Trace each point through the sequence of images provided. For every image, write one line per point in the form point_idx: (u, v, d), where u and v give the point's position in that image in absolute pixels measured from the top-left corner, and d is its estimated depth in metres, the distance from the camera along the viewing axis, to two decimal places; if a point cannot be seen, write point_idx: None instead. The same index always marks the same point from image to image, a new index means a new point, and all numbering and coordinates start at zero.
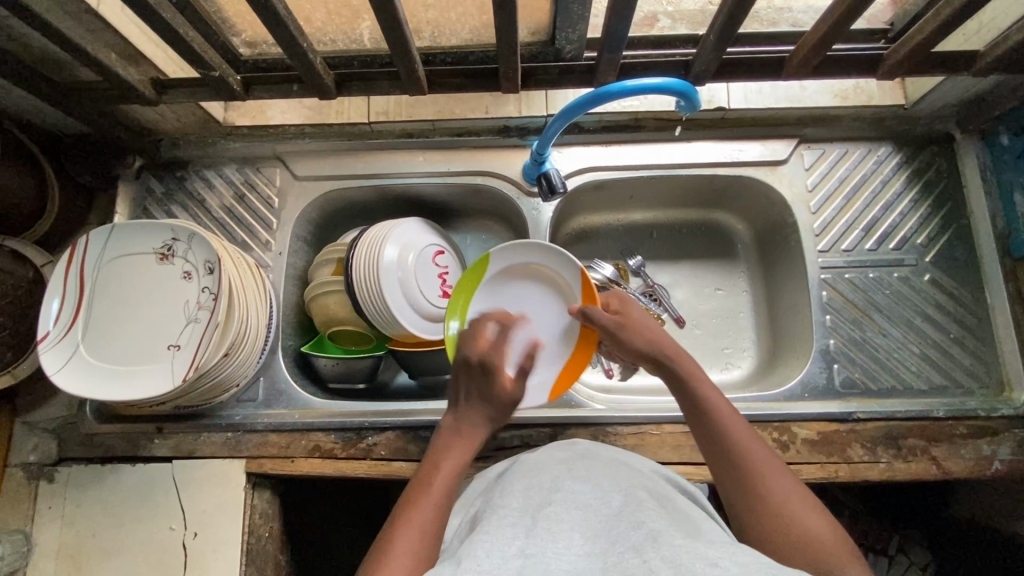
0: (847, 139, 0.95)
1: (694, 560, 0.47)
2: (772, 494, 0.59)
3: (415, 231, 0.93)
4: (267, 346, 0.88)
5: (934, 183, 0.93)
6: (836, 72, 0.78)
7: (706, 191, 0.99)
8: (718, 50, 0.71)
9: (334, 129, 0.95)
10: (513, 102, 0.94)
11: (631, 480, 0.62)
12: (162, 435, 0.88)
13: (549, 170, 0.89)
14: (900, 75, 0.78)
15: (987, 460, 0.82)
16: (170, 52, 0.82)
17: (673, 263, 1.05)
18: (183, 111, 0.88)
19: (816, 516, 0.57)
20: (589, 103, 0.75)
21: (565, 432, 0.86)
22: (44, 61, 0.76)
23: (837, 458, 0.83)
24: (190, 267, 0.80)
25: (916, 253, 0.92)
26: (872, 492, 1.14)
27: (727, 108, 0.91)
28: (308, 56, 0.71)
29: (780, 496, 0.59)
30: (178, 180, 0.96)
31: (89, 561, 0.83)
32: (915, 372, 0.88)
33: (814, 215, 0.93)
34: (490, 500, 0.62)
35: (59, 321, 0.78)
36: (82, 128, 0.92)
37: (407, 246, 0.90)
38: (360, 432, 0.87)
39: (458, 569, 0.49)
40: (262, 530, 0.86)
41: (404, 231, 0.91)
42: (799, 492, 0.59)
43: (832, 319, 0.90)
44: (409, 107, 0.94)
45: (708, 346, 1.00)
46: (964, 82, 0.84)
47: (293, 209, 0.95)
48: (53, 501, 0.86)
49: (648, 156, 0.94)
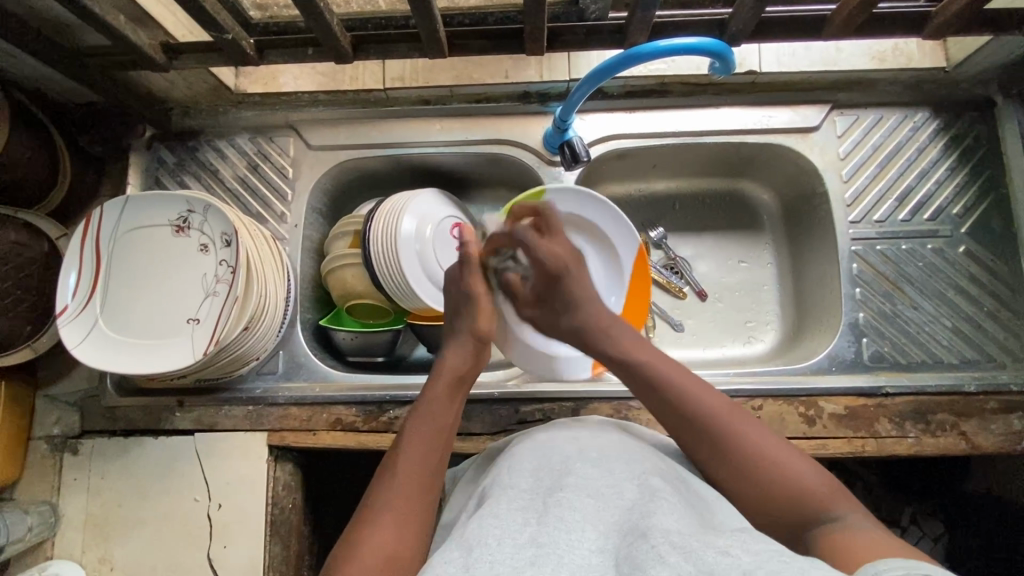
0: (882, 104, 0.91)
1: (706, 548, 0.46)
2: (757, 452, 0.59)
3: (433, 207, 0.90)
4: (286, 321, 0.87)
5: (972, 150, 0.90)
6: (878, 32, 0.74)
7: (733, 159, 0.96)
8: (758, 8, 0.67)
9: (348, 96, 0.92)
10: (534, 66, 0.90)
11: (644, 461, 0.61)
12: (184, 408, 0.87)
13: (572, 138, 0.85)
14: (948, 35, 0.74)
15: (1018, 435, 0.81)
16: (179, 13, 0.78)
17: (695, 234, 1.03)
18: (193, 78, 0.85)
19: (812, 471, 0.58)
20: (616, 66, 0.71)
21: (588, 406, 0.85)
22: (49, 24, 0.73)
23: (864, 433, 0.82)
24: (206, 240, 0.79)
25: (951, 224, 0.89)
26: (889, 466, 1.12)
27: (758, 72, 0.87)
28: (325, 17, 0.67)
29: (765, 448, 0.59)
30: (190, 150, 0.94)
31: (117, 532, 0.84)
32: (946, 347, 0.86)
33: (846, 184, 0.90)
34: (497, 475, 0.61)
35: (77, 294, 0.77)
36: (91, 97, 0.89)
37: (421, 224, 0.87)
38: (381, 406, 0.86)
39: (468, 559, 0.49)
40: (285, 501, 0.87)
41: (422, 210, 0.88)
42: (776, 441, 0.60)
43: (862, 292, 0.88)
44: (425, 73, 0.90)
45: (731, 320, 0.98)
46: (1013, 41, 0.79)
47: (307, 180, 0.93)
48: (78, 472, 0.86)
49: (673, 123, 0.90)
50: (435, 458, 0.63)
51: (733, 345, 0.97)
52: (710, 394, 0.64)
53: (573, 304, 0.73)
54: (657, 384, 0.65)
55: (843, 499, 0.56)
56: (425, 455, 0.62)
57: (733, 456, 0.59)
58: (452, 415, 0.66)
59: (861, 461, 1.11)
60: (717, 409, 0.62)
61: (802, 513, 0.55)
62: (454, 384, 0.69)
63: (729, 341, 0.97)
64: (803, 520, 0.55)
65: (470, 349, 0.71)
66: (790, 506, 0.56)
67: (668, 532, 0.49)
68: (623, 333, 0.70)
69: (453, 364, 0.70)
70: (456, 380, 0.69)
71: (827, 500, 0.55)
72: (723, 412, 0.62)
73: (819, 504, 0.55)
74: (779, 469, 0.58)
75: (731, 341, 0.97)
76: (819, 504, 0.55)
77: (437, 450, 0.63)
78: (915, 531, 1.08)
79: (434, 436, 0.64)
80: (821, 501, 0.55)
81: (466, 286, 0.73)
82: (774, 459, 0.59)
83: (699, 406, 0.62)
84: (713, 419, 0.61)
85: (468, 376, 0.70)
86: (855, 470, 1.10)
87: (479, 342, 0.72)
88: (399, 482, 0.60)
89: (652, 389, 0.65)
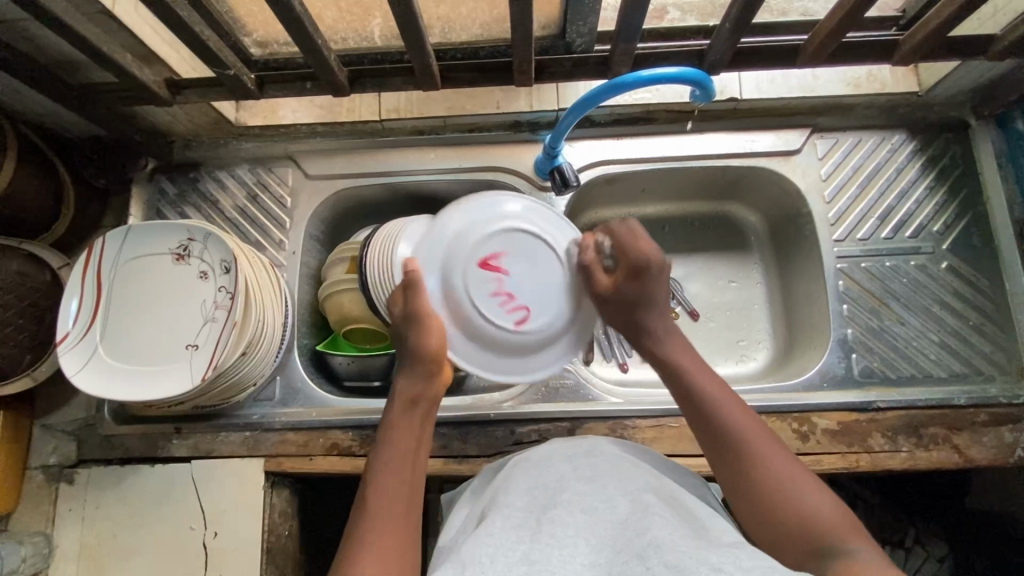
0: (860, 128, 0.95)
1: (699, 565, 0.47)
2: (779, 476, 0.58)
3: (479, 279, 0.74)
4: (284, 346, 0.88)
5: (949, 169, 0.93)
6: (852, 60, 0.78)
7: (718, 182, 0.99)
8: (733, 40, 0.71)
9: (345, 127, 0.96)
10: (524, 97, 0.94)
11: (638, 478, 0.61)
12: (181, 436, 0.88)
13: (561, 164, 0.88)
14: (916, 61, 0.77)
15: (1010, 447, 0.82)
16: (184, 52, 0.82)
17: (685, 255, 1.05)
18: (196, 112, 0.88)
19: (829, 503, 0.57)
20: (602, 95, 0.75)
21: (582, 426, 0.86)
22: (57, 63, 0.76)
23: (858, 448, 0.83)
24: (206, 267, 0.80)
25: (933, 241, 0.91)
26: (889, 485, 1.11)
27: (739, 99, 0.91)
28: (323, 53, 0.71)
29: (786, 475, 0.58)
30: (191, 181, 0.97)
31: (112, 563, 0.84)
32: (934, 361, 0.87)
33: (829, 204, 0.93)
34: (494, 497, 0.62)
35: (78, 321, 0.79)
36: (96, 131, 0.92)
37: (452, 271, 0.74)
38: (378, 430, 0.87)
39: None
40: (282, 529, 0.86)
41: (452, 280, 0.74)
42: (801, 472, 0.59)
43: (849, 308, 0.90)
44: (420, 104, 0.94)
45: (722, 339, 1.00)
46: (980, 66, 0.83)
47: (305, 208, 0.95)
48: (73, 502, 0.86)
49: (659, 148, 0.94)
50: (406, 486, 0.63)
51: (725, 365, 0.98)
52: (747, 413, 0.64)
53: (648, 304, 0.73)
54: (686, 391, 0.66)
55: (856, 533, 0.55)
56: (393, 485, 0.62)
57: (738, 448, 0.61)
58: (415, 440, 0.67)
59: (860, 481, 1.10)
60: (745, 425, 0.62)
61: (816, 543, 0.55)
62: (412, 409, 0.69)
63: (722, 359, 0.99)
64: (805, 547, 0.55)
65: (423, 371, 0.71)
66: (799, 534, 0.55)
67: (659, 549, 0.49)
68: (668, 344, 0.71)
69: (412, 388, 0.70)
70: (411, 404, 0.69)
71: (839, 531, 0.55)
72: (734, 410, 0.64)
73: (836, 537, 0.54)
74: (788, 490, 0.58)
75: (724, 359, 0.99)
76: (833, 535, 0.54)
77: (404, 473, 0.64)
78: (918, 552, 1.07)
79: (402, 463, 0.64)
80: (833, 532, 0.54)
81: (410, 308, 0.72)
82: (785, 472, 0.59)
83: (704, 402, 0.65)
84: (739, 432, 0.62)
85: (426, 398, 0.70)
86: (854, 489, 1.09)
87: (429, 363, 0.71)
88: (375, 511, 0.60)
89: (678, 395, 0.67)
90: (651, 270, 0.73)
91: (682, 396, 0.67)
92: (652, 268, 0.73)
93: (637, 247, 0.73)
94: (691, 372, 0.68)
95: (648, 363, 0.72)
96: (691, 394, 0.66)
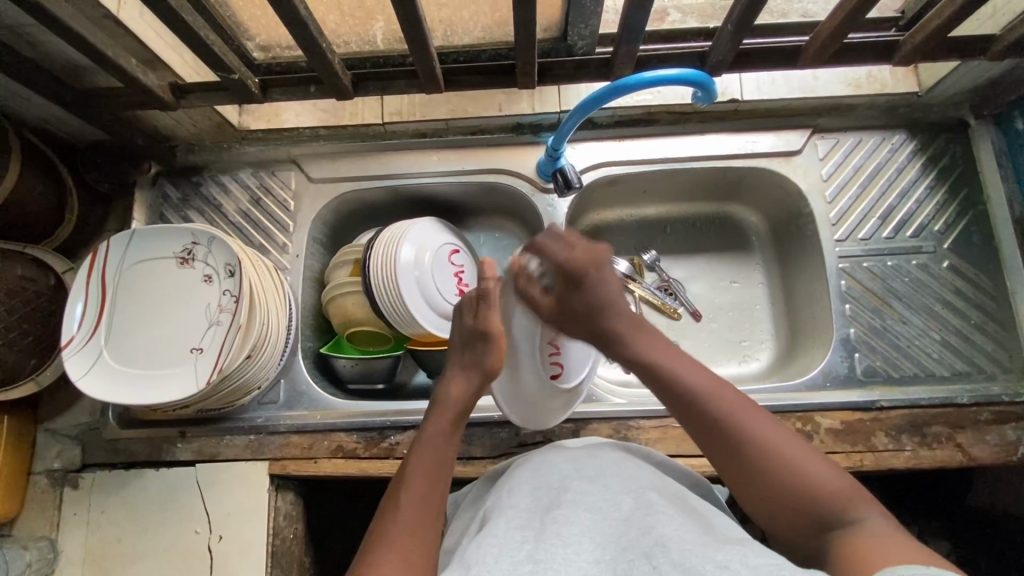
0: (861, 128, 0.95)
1: (705, 563, 0.47)
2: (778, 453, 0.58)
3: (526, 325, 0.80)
4: (288, 348, 0.88)
5: (949, 169, 0.93)
6: (852, 60, 0.79)
7: (720, 183, 0.99)
8: (735, 41, 0.72)
9: (347, 131, 0.96)
10: (526, 99, 0.94)
11: (641, 477, 0.61)
12: (186, 439, 0.88)
13: (565, 166, 0.89)
14: (916, 61, 0.78)
15: (1013, 445, 0.82)
16: (188, 56, 0.82)
17: (687, 256, 1.05)
18: (199, 116, 0.88)
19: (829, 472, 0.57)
20: (606, 96, 0.75)
21: (587, 427, 0.86)
22: (61, 68, 0.76)
23: (862, 447, 0.83)
24: (211, 271, 0.80)
25: (934, 240, 0.92)
26: (892, 485, 1.11)
27: (740, 100, 0.91)
28: (327, 56, 0.71)
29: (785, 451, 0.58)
30: (194, 185, 0.97)
31: (117, 568, 0.83)
32: (937, 359, 0.87)
33: (830, 204, 0.93)
34: (498, 498, 0.62)
35: (83, 325, 0.79)
36: (99, 136, 0.93)
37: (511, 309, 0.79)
38: (382, 432, 0.87)
39: None
40: (287, 532, 0.86)
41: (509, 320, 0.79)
42: (797, 445, 0.59)
43: (852, 308, 0.90)
44: (422, 107, 0.94)
45: (725, 339, 1.00)
46: (979, 66, 0.84)
47: (308, 211, 0.96)
48: (78, 507, 0.86)
49: (661, 149, 0.94)
50: (435, 490, 0.63)
51: (728, 365, 0.98)
52: (727, 390, 0.63)
53: (597, 303, 0.72)
54: (665, 378, 0.65)
55: (859, 497, 0.55)
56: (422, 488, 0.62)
57: (723, 441, 0.60)
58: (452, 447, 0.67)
59: (862, 481, 1.10)
60: (730, 407, 0.62)
61: (818, 514, 0.55)
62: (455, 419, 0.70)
63: (725, 360, 0.99)
64: (815, 520, 0.55)
65: (473, 379, 0.72)
66: (807, 509, 0.56)
67: (664, 547, 0.50)
68: (638, 333, 0.70)
69: (458, 393, 0.71)
70: (455, 412, 0.70)
71: (844, 498, 0.55)
72: (714, 392, 0.63)
73: (839, 503, 0.55)
74: (789, 465, 0.57)
75: (727, 360, 0.99)
76: (836, 503, 0.55)
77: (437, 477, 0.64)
78: None
79: (434, 468, 0.64)
80: (837, 500, 0.55)
81: (482, 324, 0.74)
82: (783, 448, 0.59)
83: (686, 386, 0.64)
84: (727, 412, 0.61)
85: (465, 406, 0.71)
86: None
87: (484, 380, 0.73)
88: (402, 512, 0.60)
89: (657, 382, 0.66)
90: (589, 273, 0.73)
91: (660, 384, 0.66)
92: (587, 272, 0.73)
93: (570, 253, 0.74)
94: (667, 363, 0.66)
95: (619, 352, 0.71)
96: (671, 382, 0.65)
